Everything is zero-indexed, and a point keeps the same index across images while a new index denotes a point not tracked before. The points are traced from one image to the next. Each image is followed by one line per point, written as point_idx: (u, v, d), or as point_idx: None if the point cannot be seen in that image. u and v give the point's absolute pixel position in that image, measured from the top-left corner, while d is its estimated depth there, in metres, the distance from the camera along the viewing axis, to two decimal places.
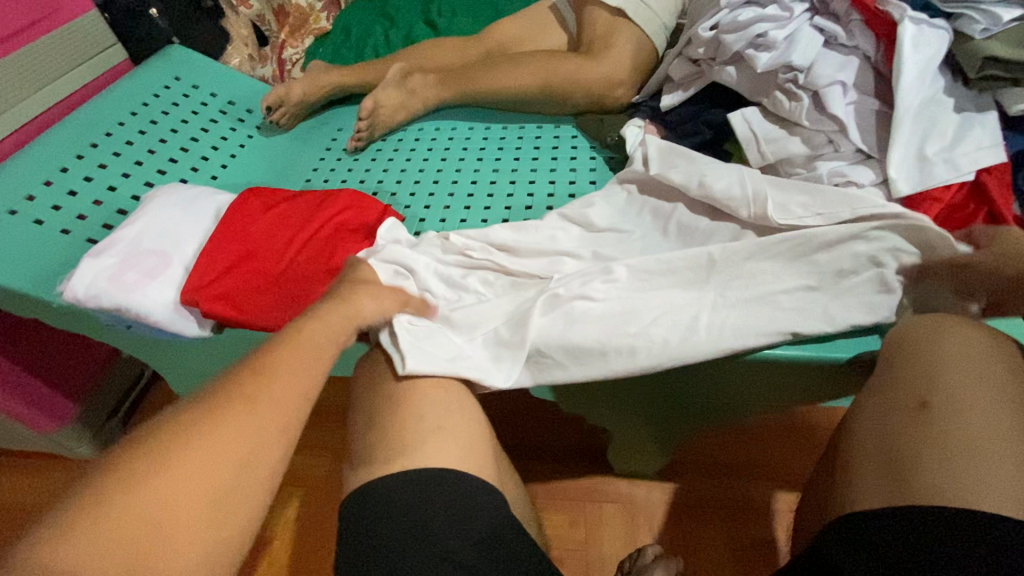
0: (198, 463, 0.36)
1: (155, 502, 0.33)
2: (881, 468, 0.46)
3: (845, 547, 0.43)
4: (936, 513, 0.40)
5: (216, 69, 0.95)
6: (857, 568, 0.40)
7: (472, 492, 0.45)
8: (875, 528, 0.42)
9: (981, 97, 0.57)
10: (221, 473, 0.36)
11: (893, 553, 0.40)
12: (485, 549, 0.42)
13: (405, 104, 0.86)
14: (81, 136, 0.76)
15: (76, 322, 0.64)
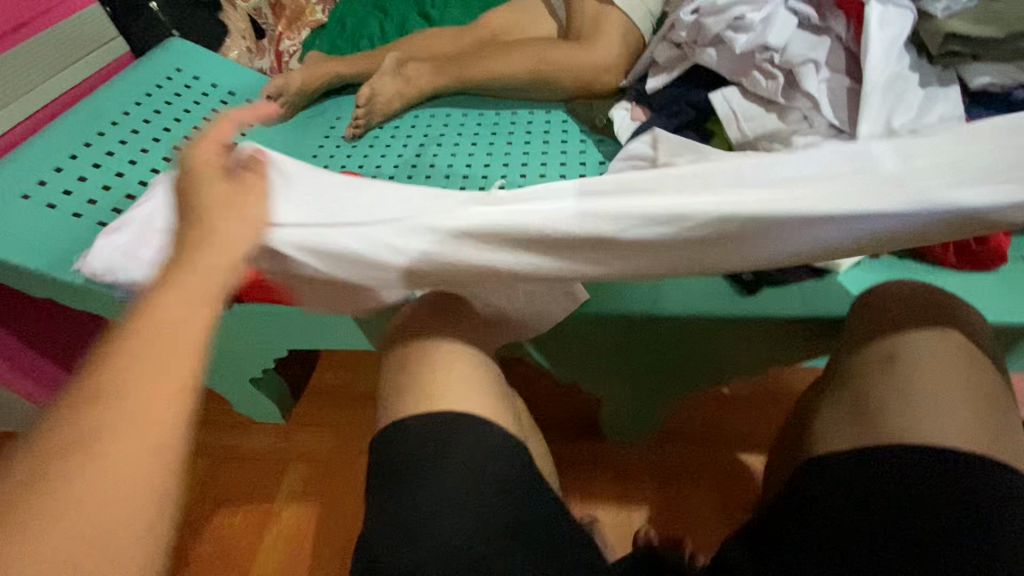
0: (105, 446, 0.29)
1: (77, 492, 0.28)
2: (847, 402, 0.51)
3: (831, 493, 0.46)
4: (902, 451, 0.45)
5: (216, 61, 0.98)
6: (836, 503, 0.45)
7: (486, 437, 0.48)
8: (856, 476, 0.46)
9: (944, 72, 0.61)
10: (125, 439, 0.30)
11: (868, 492, 0.44)
12: (497, 491, 0.45)
13: (401, 91, 0.89)
14: (88, 126, 0.79)
15: (90, 301, 0.67)
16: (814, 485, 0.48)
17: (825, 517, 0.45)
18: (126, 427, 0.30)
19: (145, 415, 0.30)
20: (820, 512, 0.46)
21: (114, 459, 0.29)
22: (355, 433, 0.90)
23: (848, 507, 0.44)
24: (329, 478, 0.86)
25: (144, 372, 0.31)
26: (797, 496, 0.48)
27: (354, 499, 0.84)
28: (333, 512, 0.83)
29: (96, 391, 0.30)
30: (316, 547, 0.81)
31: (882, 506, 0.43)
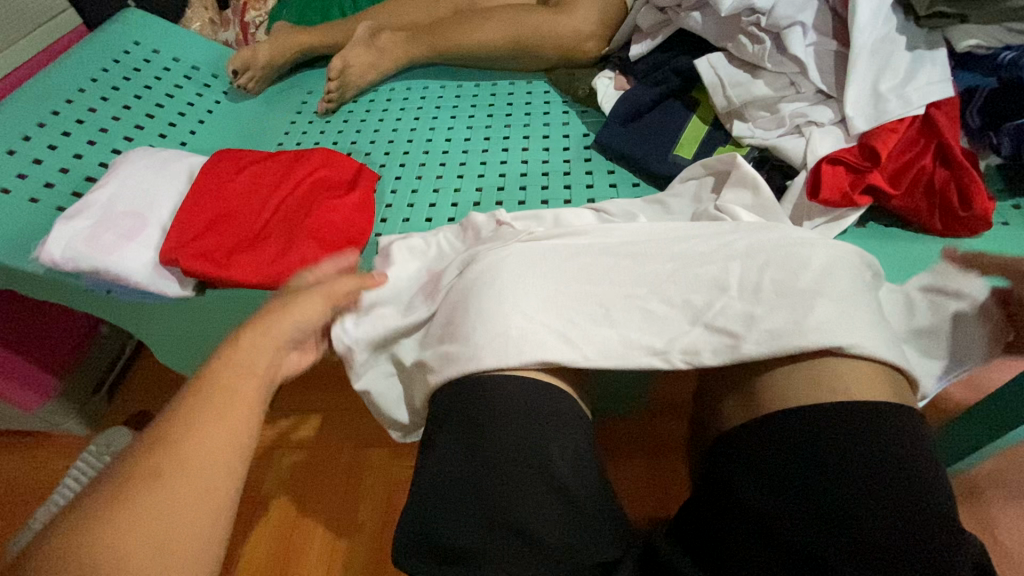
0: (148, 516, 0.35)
1: (137, 528, 0.34)
2: (751, 390, 0.45)
3: (741, 461, 0.42)
4: (823, 412, 0.41)
5: (177, 33, 0.92)
6: (749, 490, 0.40)
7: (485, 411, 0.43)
8: (750, 446, 0.42)
9: (931, 35, 0.60)
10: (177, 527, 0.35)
11: (778, 469, 0.40)
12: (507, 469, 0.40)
13: (375, 62, 0.85)
14: (40, 104, 0.74)
15: (53, 290, 0.64)
16: (717, 462, 0.44)
17: (736, 499, 0.40)
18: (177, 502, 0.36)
19: (194, 486, 0.37)
20: (732, 492, 0.41)
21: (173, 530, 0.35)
22: (343, 416, 0.89)
23: (759, 491, 0.40)
24: (316, 463, 0.85)
25: (219, 438, 0.39)
26: (710, 479, 0.44)
27: (343, 481, 0.83)
28: (322, 496, 0.82)
29: (177, 461, 0.37)
30: (304, 531, 0.80)
31: (796, 482, 0.39)
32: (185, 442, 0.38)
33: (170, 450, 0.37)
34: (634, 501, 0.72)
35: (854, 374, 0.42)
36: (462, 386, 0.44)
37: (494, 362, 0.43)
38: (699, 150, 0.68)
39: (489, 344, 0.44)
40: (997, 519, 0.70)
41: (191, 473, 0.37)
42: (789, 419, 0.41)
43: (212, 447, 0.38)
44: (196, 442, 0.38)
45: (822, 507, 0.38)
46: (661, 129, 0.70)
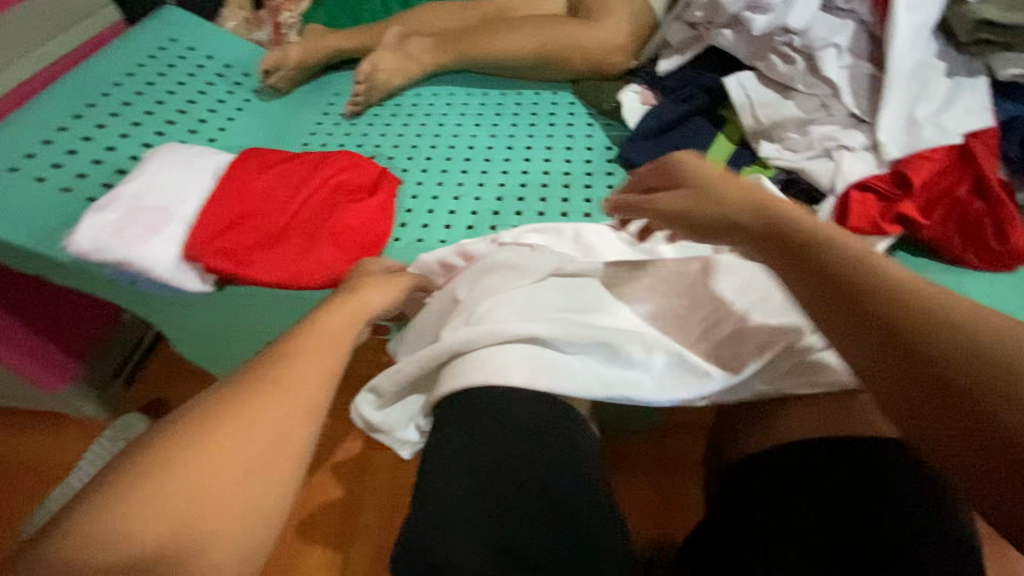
0: (186, 491, 0.36)
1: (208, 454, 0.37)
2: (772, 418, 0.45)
3: (754, 489, 0.41)
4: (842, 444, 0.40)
5: (211, 31, 0.94)
6: (761, 516, 0.39)
7: (497, 425, 0.42)
8: (765, 471, 0.42)
9: (972, 62, 0.58)
10: (199, 517, 0.35)
11: (792, 497, 0.39)
12: (515, 483, 0.40)
13: (402, 67, 0.85)
14: (78, 97, 0.76)
15: (79, 279, 0.65)
16: (730, 493, 0.43)
17: (756, 538, 0.38)
18: (202, 477, 0.36)
19: (228, 472, 0.37)
20: (752, 532, 0.39)
21: (202, 515, 0.36)
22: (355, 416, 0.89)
23: (773, 515, 0.39)
24: (324, 461, 0.85)
25: (264, 419, 0.40)
26: (729, 511, 0.41)
27: (349, 484, 0.83)
28: (327, 495, 0.82)
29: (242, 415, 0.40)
30: (308, 529, 0.80)
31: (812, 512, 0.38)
32: (227, 425, 0.39)
33: (223, 421, 0.39)
34: (641, 523, 0.71)
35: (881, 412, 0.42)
36: (467, 395, 0.45)
37: (522, 380, 0.44)
38: (724, 170, 0.67)
39: (512, 364, 0.45)
40: None
41: (227, 459, 0.38)
42: (803, 451, 0.41)
43: (247, 433, 0.39)
44: (237, 423, 0.39)
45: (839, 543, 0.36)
46: (686, 147, 0.69)
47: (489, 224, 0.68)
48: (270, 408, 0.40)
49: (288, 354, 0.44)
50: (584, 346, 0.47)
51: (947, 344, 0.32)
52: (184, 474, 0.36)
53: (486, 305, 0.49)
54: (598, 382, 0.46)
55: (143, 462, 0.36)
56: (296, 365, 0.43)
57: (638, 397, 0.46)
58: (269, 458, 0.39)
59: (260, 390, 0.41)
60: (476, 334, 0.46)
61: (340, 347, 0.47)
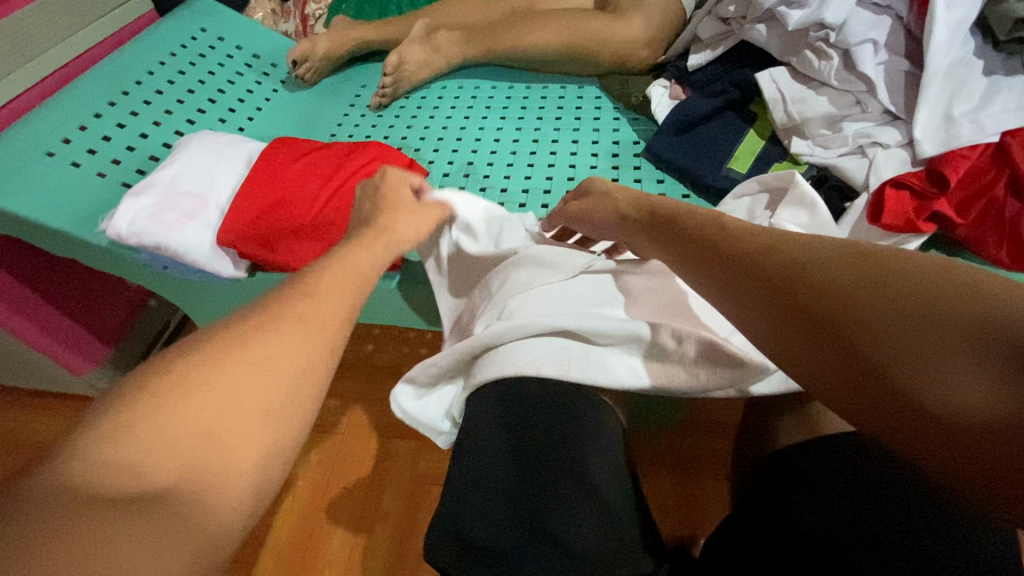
0: (210, 408, 0.29)
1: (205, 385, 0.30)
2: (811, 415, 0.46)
3: (803, 489, 0.41)
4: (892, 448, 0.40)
5: (240, 22, 0.96)
6: (809, 512, 0.39)
7: (543, 410, 0.43)
8: (812, 473, 0.41)
9: (1010, 60, 0.58)
10: (225, 435, 0.29)
11: (846, 500, 0.39)
12: (561, 467, 0.40)
13: (430, 60, 0.86)
14: (112, 84, 0.77)
15: (114, 263, 0.67)
16: (773, 485, 0.43)
17: (792, 528, 0.38)
18: (229, 395, 0.30)
19: (259, 391, 0.31)
20: (786, 522, 0.39)
21: (228, 435, 0.29)
22: (377, 406, 0.90)
23: (825, 513, 0.38)
24: (345, 449, 0.86)
25: (292, 340, 0.34)
26: (760, 503, 0.42)
27: (371, 472, 0.84)
28: (348, 483, 0.83)
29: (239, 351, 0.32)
30: (331, 514, 0.81)
31: (870, 515, 0.37)
32: (254, 342, 0.33)
33: (224, 353, 0.32)
34: (663, 517, 0.71)
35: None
36: (503, 386, 0.45)
37: (555, 373, 0.45)
38: (753, 166, 0.66)
39: (545, 356, 0.45)
40: None
41: (254, 379, 0.31)
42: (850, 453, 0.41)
43: (278, 355, 0.33)
44: (265, 343, 0.33)
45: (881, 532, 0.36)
46: (714, 142, 0.69)
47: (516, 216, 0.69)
48: (299, 331, 0.35)
49: (304, 281, 0.39)
50: (620, 340, 0.47)
51: (866, 315, 0.30)
52: (209, 389, 0.30)
53: (514, 300, 0.50)
54: (633, 373, 0.46)
55: (164, 381, 0.30)
56: (315, 292, 0.38)
57: (670, 389, 0.45)
58: (297, 381, 0.33)
59: (281, 311, 0.35)
60: (509, 329, 0.47)
61: (360, 283, 0.43)
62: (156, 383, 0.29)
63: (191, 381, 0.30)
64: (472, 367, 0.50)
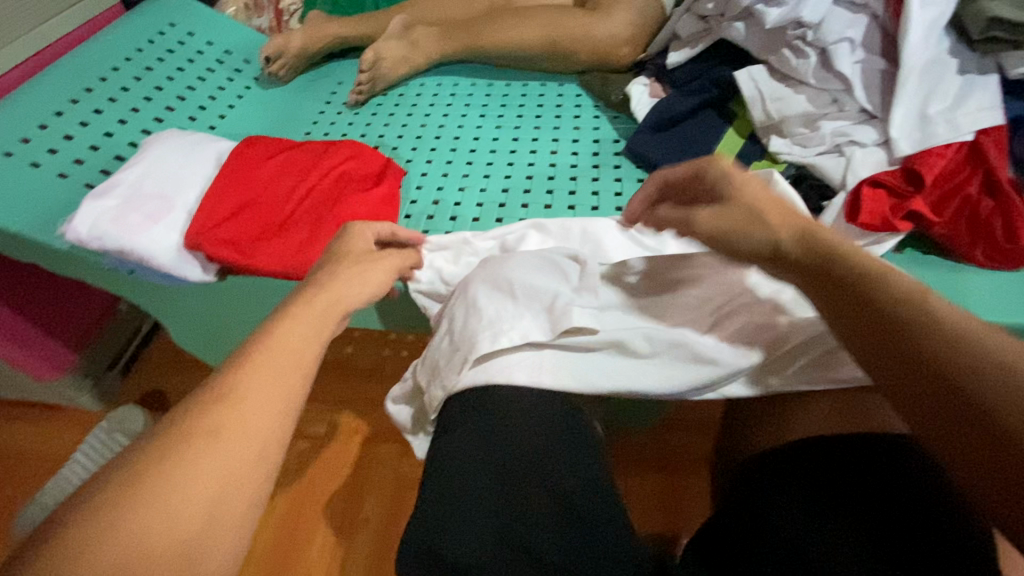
0: (154, 533, 0.29)
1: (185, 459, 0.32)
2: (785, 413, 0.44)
3: (776, 480, 0.40)
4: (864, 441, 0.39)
5: (212, 17, 0.93)
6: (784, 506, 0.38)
7: (518, 420, 0.42)
8: (785, 465, 0.41)
9: (984, 59, 0.58)
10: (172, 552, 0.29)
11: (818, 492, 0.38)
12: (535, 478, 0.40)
13: (407, 56, 0.84)
14: (75, 81, 0.74)
15: (76, 267, 0.64)
16: (746, 481, 0.42)
17: (776, 529, 0.37)
18: (169, 511, 0.30)
19: (201, 501, 0.31)
20: (770, 521, 0.38)
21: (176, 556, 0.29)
22: (357, 409, 0.89)
23: (798, 505, 0.38)
24: (323, 455, 0.85)
25: (232, 437, 0.33)
26: (743, 499, 0.41)
27: (351, 477, 0.83)
28: (328, 488, 0.82)
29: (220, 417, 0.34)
30: (310, 521, 0.80)
31: (845, 509, 0.37)
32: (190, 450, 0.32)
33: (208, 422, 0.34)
34: (643, 516, 0.71)
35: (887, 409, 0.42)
36: (480, 394, 0.44)
37: (529, 379, 0.44)
38: (733, 164, 0.66)
39: (523, 363, 0.44)
40: None
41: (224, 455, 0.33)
42: (831, 444, 0.40)
43: (217, 458, 0.32)
44: (200, 448, 0.32)
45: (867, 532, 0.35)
46: (694, 140, 0.69)
47: (496, 216, 0.67)
48: (238, 424, 0.34)
49: (245, 355, 0.37)
50: (596, 347, 0.45)
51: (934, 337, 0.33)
52: (147, 513, 0.29)
53: (491, 313, 0.46)
54: (604, 377, 0.44)
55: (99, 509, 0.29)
56: (263, 370, 0.37)
57: (644, 394, 0.44)
58: (222, 488, 0.32)
59: (222, 402, 0.34)
60: (483, 336, 0.45)
61: (312, 344, 0.40)
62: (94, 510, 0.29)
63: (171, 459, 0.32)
64: (445, 378, 0.47)
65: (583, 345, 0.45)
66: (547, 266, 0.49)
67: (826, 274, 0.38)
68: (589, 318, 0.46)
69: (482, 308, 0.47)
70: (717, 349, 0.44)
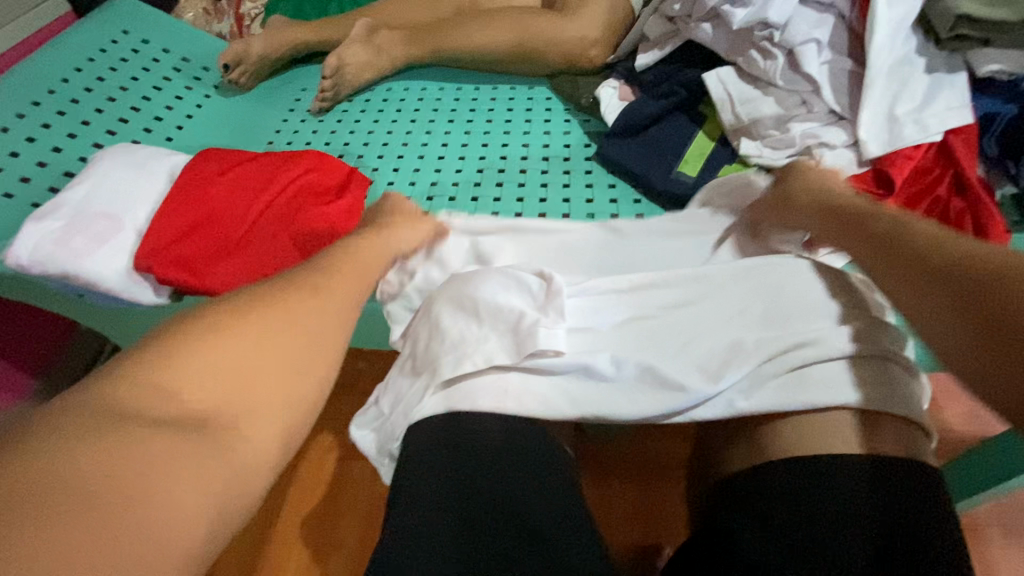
0: (224, 375, 0.31)
1: (191, 384, 0.29)
2: (756, 437, 0.40)
3: (753, 518, 0.37)
4: (837, 463, 0.36)
5: (168, 23, 0.90)
6: (764, 547, 0.35)
7: (476, 456, 0.40)
8: (762, 497, 0.37)
9: (951, 58, 0.58)
10: (237, 398, 0.30)
11: (801, 525, 0.35)
12: (498, 519, 0.38)
13: (372, 62, 0.82)
14: (21, 94, 0.71)
15: (22, 292, 0.61)
16: (721, 515, 0.39)
17: (745, 558, 0.35)
18: (240, 363, 0.31)
19: (268, 363, 0.32)
20: (739, 549, 0.36)
21: (238, 404, 0.30)
22: (331, 427, 0.86)
23: (779, 545, 0.35)
24: (296, 476, 0.82)
25: (301, 322, 0.35)
26: (716, 527, 0.38)
27: (325, 496, 0.80)
28: (301, 511, 0.79)
29: (227, 346, 0.32)
30: (284, 544, 0.77)
31: (826, 544, 0.34)
32: (266, 319, 0.34)
33: (216, 348, 0.31)
34: (623, 530, 0.70)
35: (870, 427, 0.37)
36: (445, 422, 0.42)
37: (491, 406, 0.42)
38: (703, 169, 0.65)
39: (486, 387, 0.43)
40: (995, 560, 0.68)
41: (228, 387, 0.30)
42: (806, 470, 0.37)
43: (287, 334, 0.34)
44: (274, 321, 0.34)
45: (835, 568, 0.33)
46: (665, 144, 0.68)
47: None
48: (307, 315, 0.36)
49: (313, 267, 0.40)
50: (560, 370, 0.44)
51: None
52: (222, 356, 0.31)
53: (451, 336, 0.45)
54: (569, 402, 0.43)
55: (183, 339, 0.31)
56: (331, 282, 0.39)
57: (611, 417, 0.43)
58: (220, 423, 0.29)
59: (295, 293, 0.37)
60: (446, 361, 0.44)
61: (345, 305, 0.39)
62: (175, 340, 0.31)
63: (173, 375, 0.29)
64: (407, 403, 0.46)
65: (550, 367, 0.44)
66: (511, 284, 0.47)
67: (926, 259, 0.37)
68: (557, 339, 0.44)
69: (445, 330, 0.46)
70: (682, 373, 0.42)
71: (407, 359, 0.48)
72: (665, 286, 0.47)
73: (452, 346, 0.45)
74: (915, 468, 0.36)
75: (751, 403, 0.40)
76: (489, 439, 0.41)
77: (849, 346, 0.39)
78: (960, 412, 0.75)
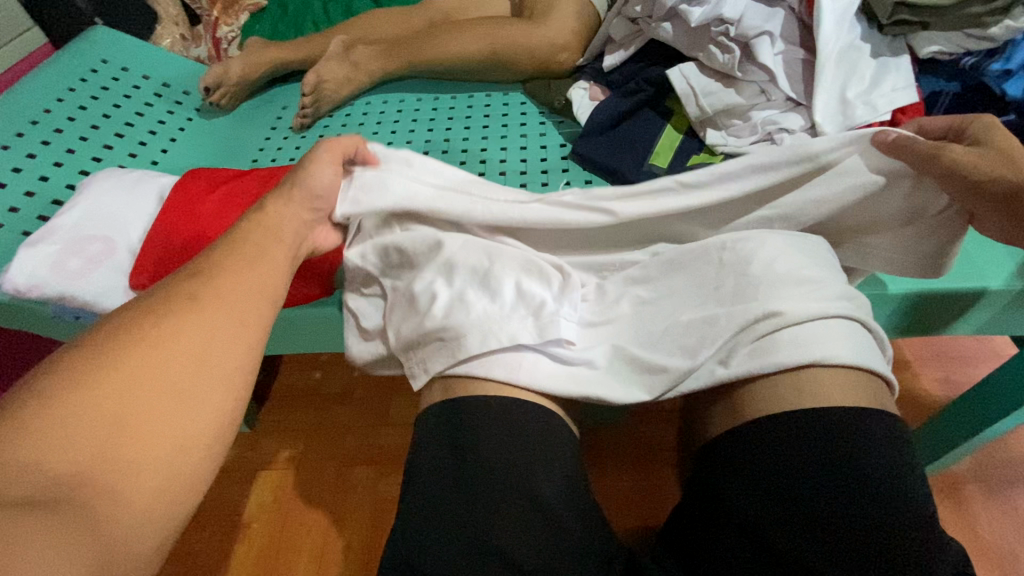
0: (95, 435, 0.29)
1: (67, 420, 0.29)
2: (729, 401, 0.43)
3: (727, 475, 0.39)
4: (793, 416, 0.39)
5: (145, 49, 0.91)
6: (739, 499, 0.38)
7: (464, 434, 0.42)
8: (733, 453, 0.40)
9: (894, 42, 0.61)
10: (115, 439, 0.30)
11: (768, 476, 0.38)
12: (493, 487, 0.40)
13: (350, 77, 0.84)
14: (6, 126, 0.72)
15: (18, 318, 0.62)
16: (702, 474, 0.42)
17: (727, 509, 0.38)
18: (117, 415, 0.30)
19: (148, 394, 0.32)
20: (720, 502, 0.39)
21: (119, 460, 0.29)
22: (330, 437, 0.87)
23: (751, 494, 0.38)
24: (299, 486, 0.83)
25: (181, 346, 0.35)
26: (700, 486, 0.41)
27: (326, 503, 0.81)
28: (306, 520, 0.80)
29: (108, 376, 0.31)
30: (289, 553, 0.78)
31: (792, 489, 0.37)
32: (138, 364, 0.32)
33: (96, 379, 0.31)
34: (621, 513, 0.72)
35: (837, 381, 0.40)
36: (447, 411, 0.45)
37: (505, 377, 0.44)
38: (673, 160, 0.68)
39: (504, 361, 0.45)
40: (976, 515, 0.71)
41: (109, 419, 0.30)
42: (768, 429, 0.39)
43: (170, 360, 0.34)
44: (153, 349, 0.34)
45: (805, 511, 0.36)
46: (636, 140, 0.71)
47: None
48: (187, 336, 0.35)
49: (201, 277, 0.39)
50: (571, 359, 0.47)
51: None
52: (91, 402, 0.30)
53: (481, 306, 0.47)
54: (572, 382, 0.46)
55: (67, 374, 0.31)
56: (214, 293, 0.39)
57: (603, 398, 0.46)
58: (105, 457, 0.29)
59: (174, 316, 0.36)
60: (472, 335, 0.45)
61: (246, 312, 0.39)
62: (32, 405, 0.29)
63: (49, 415, 0.29)
64: (432, 359, 0.47)
65: (563, 359, 0.47)
66: (532, 271, 0.50)
67: None
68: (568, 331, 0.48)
69: (467, 300, 0.47)
70: (666, 356, 0.45)
71: (409, 323, 0.49)
72: (645, 280, 0.51)
73: (484, 317, 0.46)
74: (870, 415, 0.39)
75: (728, 370, 0.42)
76: (495, 411, 0.44)
77: (810, 315, 0.41)
78: (933, 376, 0.78)
